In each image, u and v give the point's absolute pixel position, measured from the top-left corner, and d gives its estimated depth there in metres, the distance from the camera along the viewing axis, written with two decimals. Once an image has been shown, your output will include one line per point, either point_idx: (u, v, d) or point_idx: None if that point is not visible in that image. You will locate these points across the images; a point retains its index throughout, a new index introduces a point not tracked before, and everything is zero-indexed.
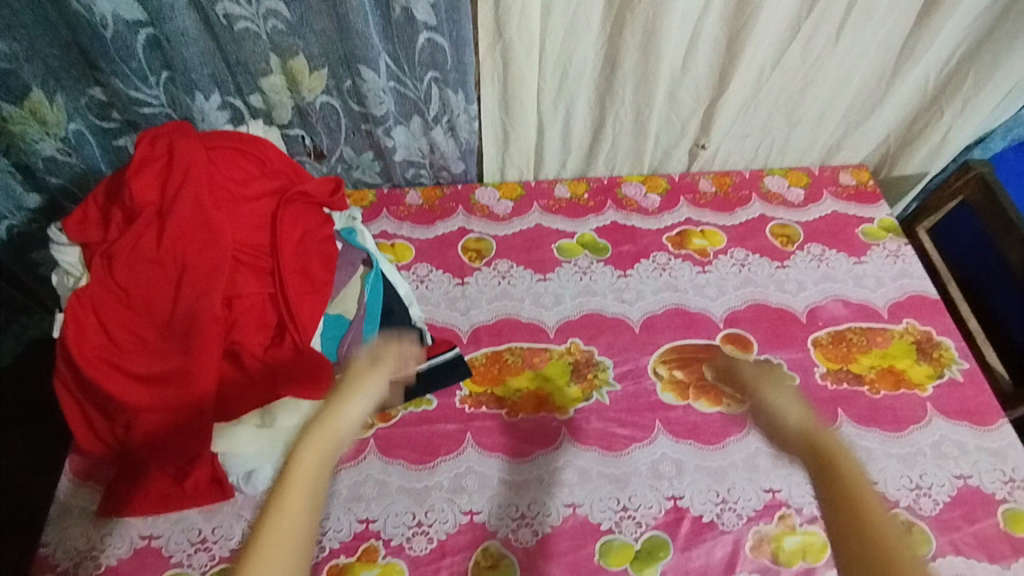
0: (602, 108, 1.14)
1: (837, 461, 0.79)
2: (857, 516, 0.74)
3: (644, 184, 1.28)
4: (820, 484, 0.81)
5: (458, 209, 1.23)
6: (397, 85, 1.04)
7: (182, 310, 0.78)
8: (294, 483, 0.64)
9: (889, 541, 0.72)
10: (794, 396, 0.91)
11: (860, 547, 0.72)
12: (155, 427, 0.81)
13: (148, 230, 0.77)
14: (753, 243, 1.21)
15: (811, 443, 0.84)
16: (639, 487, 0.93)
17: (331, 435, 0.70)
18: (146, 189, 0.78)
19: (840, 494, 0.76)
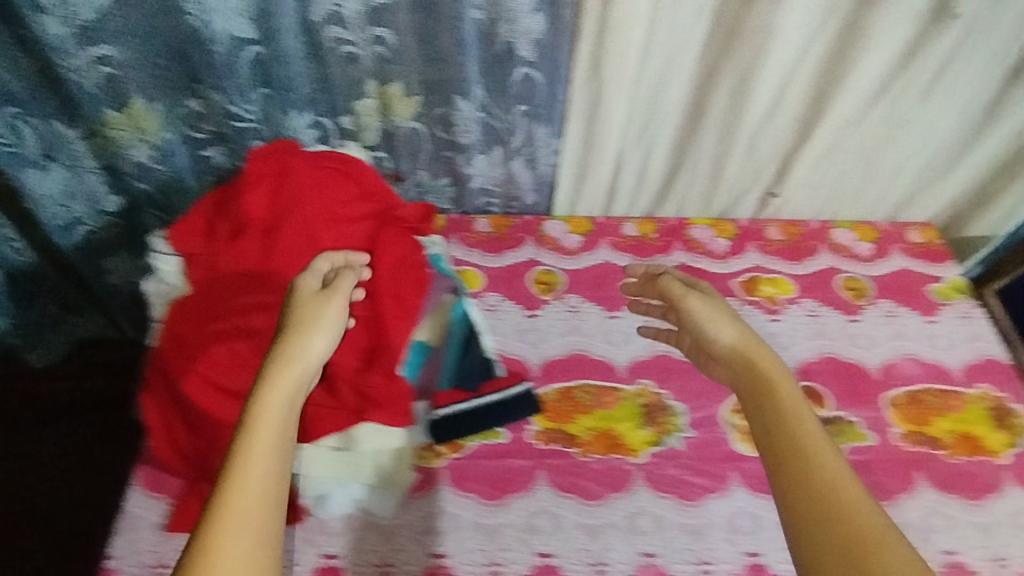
0: (682, 151, 1.13)
1: (764, 377, 0.75)
2: (782, 420, 0.70)
3: (713, 227, 1.27)
4: (752, 397, 0.74)
5: (528, 240, 1.23)
6: (484, 116, 1.03)
7: (281, 329, 0.78)
8: (264, 421, 0.60)
9: (813, 449, 0.66)
10: (728, 315, 0.83)
11: (795, 446, 0.67)
12: (236, 443, 0.79)
13: (254, 245, 0.78)
14: (823, 294, 1.20)
15: (738, 362, 0.78)
16: (717, 541, 0.91)
17: (301, 365, 0.64)
18: (254, 204, 0.78)
19: (762, 391, 0.74)
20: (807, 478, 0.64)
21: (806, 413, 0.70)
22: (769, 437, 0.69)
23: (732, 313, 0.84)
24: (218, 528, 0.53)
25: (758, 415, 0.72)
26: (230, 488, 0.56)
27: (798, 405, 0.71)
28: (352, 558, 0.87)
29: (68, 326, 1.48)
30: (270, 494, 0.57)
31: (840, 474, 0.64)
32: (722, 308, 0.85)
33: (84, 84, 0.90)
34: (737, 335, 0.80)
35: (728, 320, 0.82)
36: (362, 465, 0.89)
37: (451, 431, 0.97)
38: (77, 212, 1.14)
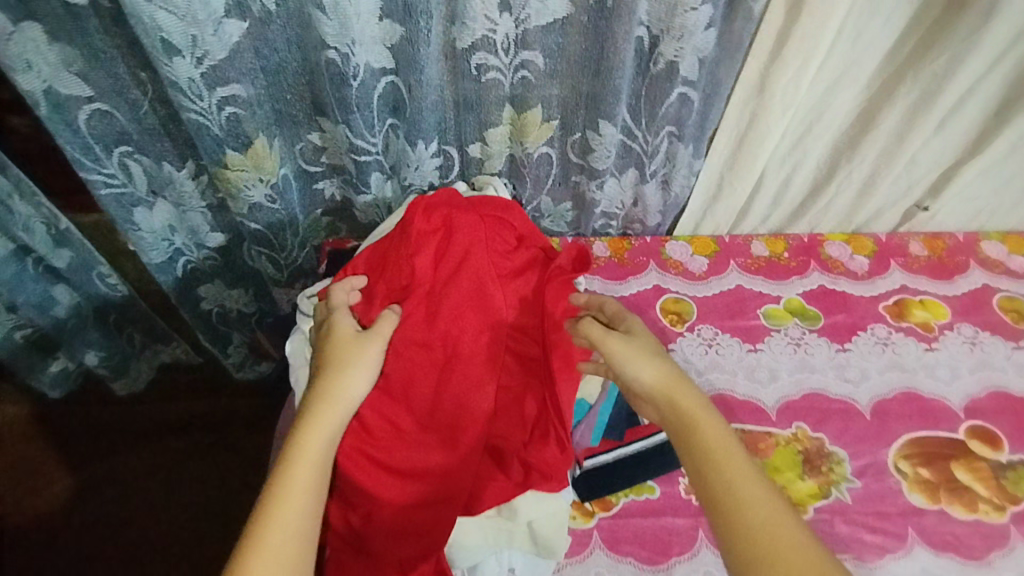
0: (832, 167, 1.04)
1: (699, 433, 0.70)
2: (724, 483, 0.66)
3: (850, 244, 1.17)
4: (689, 453, 0.69)
5: (651, 264, 1.14)
6: (625, 137, 0.95)
7: (450, 400, 0.72)
8: (301, 467, 0.63)
9: (759, 508, 0.65)
10: (650, 351, 0.74)
11: (743, 509, 0.65)
12: (395, 524, 0.72)
13: (421, 308, 0.74)
14: (981, 317, 1.10)
15: (672, 409, 0.71)
16: None
17: (333, 412, 0.67)
18: (422, 265, 0.74)
19: (700, 447, 0.68)
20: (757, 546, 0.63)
21: (746, 466, 0.68)
22: (713, 496, 0.66)
23: (653, 344, 0.75)
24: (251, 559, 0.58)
25: (700, 474, 0.68)
26: (259, 528, 0.60)
27: (736, 457, 0.68)
28: None
29: (150, 354, 1.41)
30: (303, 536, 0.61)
31: (785, 530, 0.64)
32: (642, 342, 0.75)
33: (210, 128, 0.81)
34: (671, 378, 0.72)
35: (657, 358, 0.74)
36: (513, 536, 0.80)
37: (598, 487, 0.89)
38: (177, 243, 1.06)
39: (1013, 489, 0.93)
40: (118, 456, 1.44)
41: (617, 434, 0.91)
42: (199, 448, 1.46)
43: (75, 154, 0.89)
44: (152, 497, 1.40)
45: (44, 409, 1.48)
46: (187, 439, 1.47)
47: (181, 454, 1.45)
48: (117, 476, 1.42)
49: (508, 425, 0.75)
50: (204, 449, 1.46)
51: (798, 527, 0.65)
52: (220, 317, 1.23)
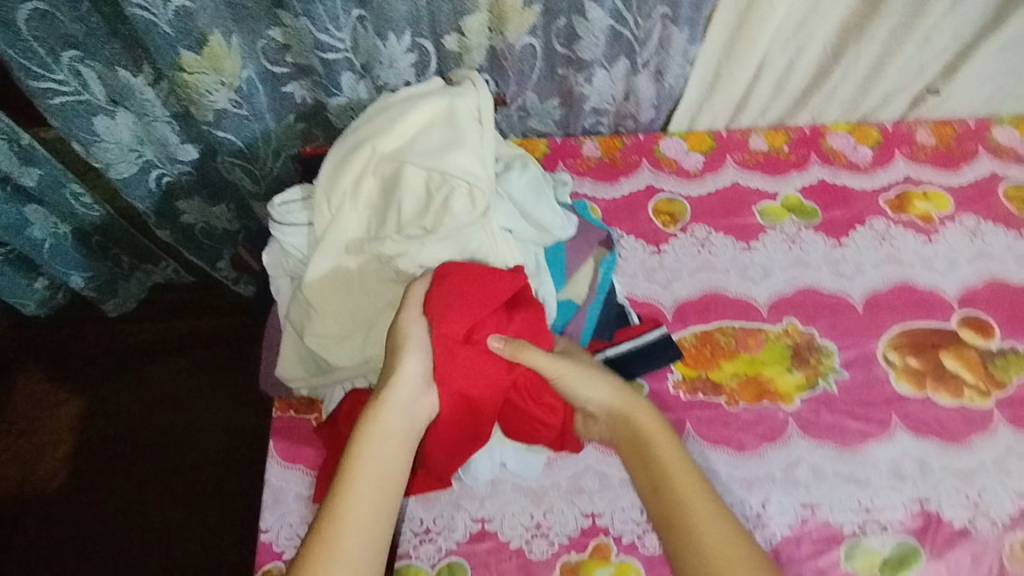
0: (839, 48, 0.98)
1: (647, 443, 0.75)
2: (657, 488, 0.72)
3: (853, 134, 1.12)
4: (633, 462, 0.76)
5: (644, 163, 1.11)
6: (614, 23, 0.89)
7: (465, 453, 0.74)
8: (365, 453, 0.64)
9: (688, 510, 0.70)
10: (593, 368, 0.78)
11: (670, 512, 0.71)
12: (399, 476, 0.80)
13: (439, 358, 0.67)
14: (984, 207, 1.07)
15: (619, 426, 0.77)
16: (881, 488, 0.86)
17: (392, 411, 0.66)
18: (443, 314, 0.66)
19: (638, 459, 0.75)
20: (686, 542, 0.68)
21: (686, 469, 0.73)
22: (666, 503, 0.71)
23: (591, 365, 0.78)
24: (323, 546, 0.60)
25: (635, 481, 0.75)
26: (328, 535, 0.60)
27: (679, 462, 0.74)
28: (503, 523, 0.84)
29: (142, 274, 1.42)
30: (368, 547, 0.61)
31: (710, 530, 0.69)
32: (593, 365, 0.78)
33: (157, 23, 0.78)
34: (621, 401, 0.77)
35: (600, 380, 0.77)
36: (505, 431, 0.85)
37: None
38: (147, 156, 1.02)
39: (1000, 375, 0.93)
40: (124, 373, 1.46)
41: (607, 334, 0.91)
42: (203, 364, 1.47)
43: (21, 61, 0.84)
44: (161, 412, 1.43)
45: (46, 330, 1.49)
46: (189, 356, 1.47)
47: (187, 370, 1.46)
48: (125, 392, 1.45)
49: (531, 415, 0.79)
50: (207, 366, 1.47)
51: (718, 516, 0.70)
52: (203, 233, 1.19)
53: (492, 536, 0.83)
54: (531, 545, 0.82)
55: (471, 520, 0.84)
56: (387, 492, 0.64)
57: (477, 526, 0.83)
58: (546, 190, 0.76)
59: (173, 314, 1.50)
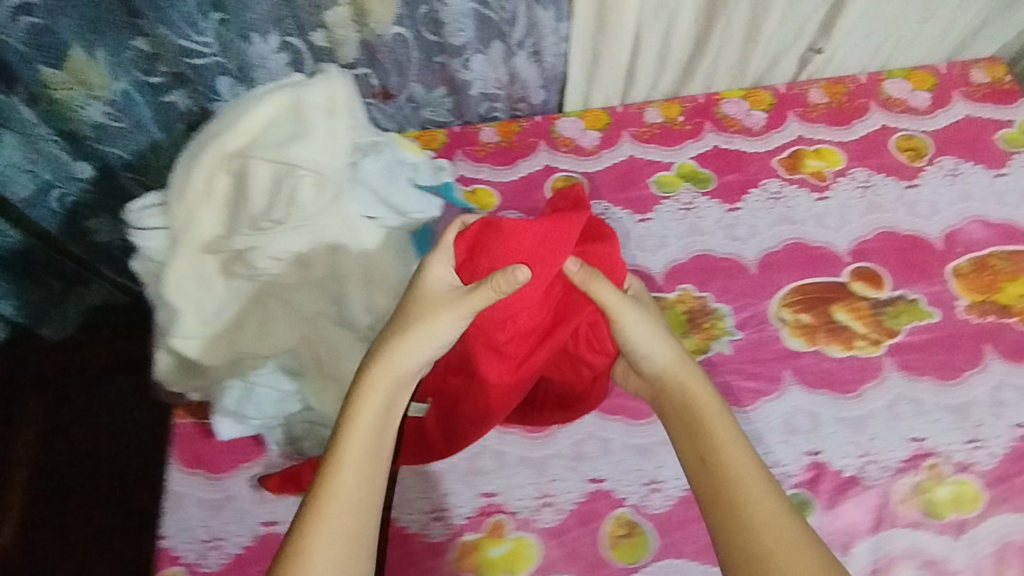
0: (711, 14, 0.98)
1: (702, 418, 0.70)
2: (708, 466, 0.67)
3: (746, 99, 1.13)
4: (682, 436, 0.70)
5: (540, 145, 1.12)
6: (477, 7, 0.90)
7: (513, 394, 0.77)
8: (353, 436, 0.64)
9: (745, 496, 0.64)
10: (659, 330, 0.74)
11: (721, 492, 0.65)
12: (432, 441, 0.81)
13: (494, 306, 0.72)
14: (876, 160, 1.07)
15: (672, 396, 0.73)
16: (774, 444, 0.88)
17: (401, 364, 0.68)
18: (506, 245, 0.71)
19: (692, 433, 0.70)
20: (739, 525, 0.63)
21: (749, 451, 0.67)
22: (714, 483, 0.65)
23: (655, 321, 0.75)
24: (311, 530, 0.60)
25: (683, 454, 0.70)
26: (327, 489, 0.62)
27: (739, 442, 0.68)
28: (401, 510, 0.85)
29: (77, 296, 1.30)
30: (357, 501, 0.62)
31: (767, 520, 0.62)
32: (658, 326, 0.75)
33: (9, 42, 0.80)
34: (677, 369, 0.73)
35: (656, 343, 0.74)
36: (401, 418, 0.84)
37: None
38: (42, 176, 1.01)
39: (890, 323, 0.94)
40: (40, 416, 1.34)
41: None
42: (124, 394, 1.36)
43: None
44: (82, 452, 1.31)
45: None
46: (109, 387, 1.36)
47: (105, 404, 1.35)
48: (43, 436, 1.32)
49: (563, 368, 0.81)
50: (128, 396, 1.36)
51: (784, 511, 0.63)
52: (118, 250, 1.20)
53: (389, 525, 0.84)
54: (427, 530, 0.84)
55: None
56: (378, 443, 0.65)
57: None
58: (402, 174, 0.77)
59: (106, 346, 1.38)
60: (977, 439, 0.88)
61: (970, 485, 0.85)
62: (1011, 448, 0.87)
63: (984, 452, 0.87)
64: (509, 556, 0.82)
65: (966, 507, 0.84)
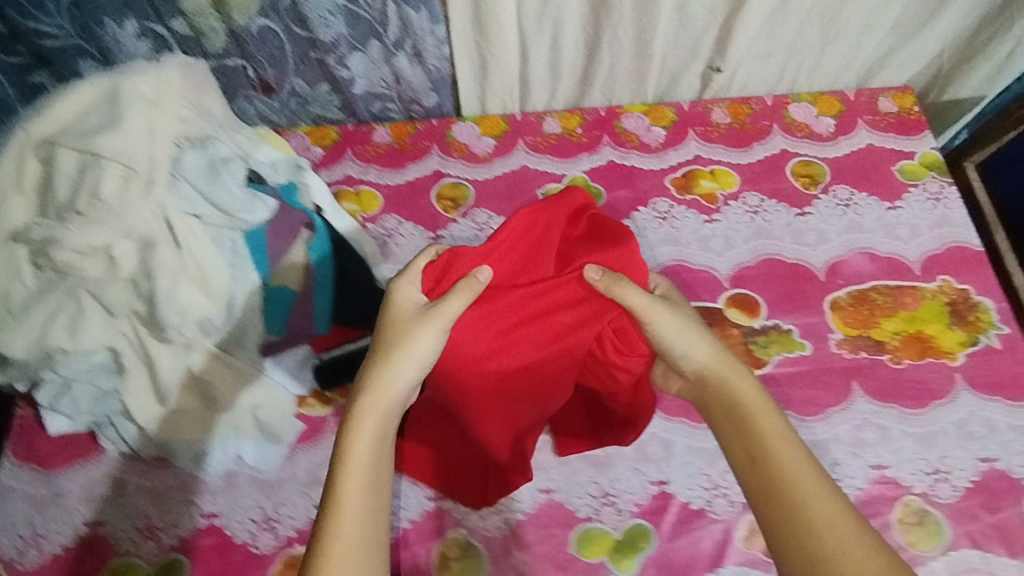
0: (596, 25, 0.97)
1: (755, 415, 0.66)
2: (771, 464, 0.63)
3: (648, 115, 1.10)
4: (736, 435, 0.66)
5: (434, 149, 1.09)
6: (347, 4, 0.91)
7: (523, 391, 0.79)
8: (350, 463, 0.63)
9: (806, 493, 0.60)
10: (693, 326, 0.73)
11: (782, 492, 0.61)
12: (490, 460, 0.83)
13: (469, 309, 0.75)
14: (770, 185, 1.05)
15: (720, 393, 0.69)
16: (622, 471, 0.86)
17: (393, 379, 0.69)
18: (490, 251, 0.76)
19: (744, 434, 0.66)
20: (796, 528, 0.59)
21: (795, 447, 0.64)
22: (767, 483, 0.62)
23: (687, 319, 0.73)
24: (327, 554, 0.58)
25: (738, 452, 0.65)
26: (336, 502, 0.61)
27: (790, 439, 0.64)
28: (231, 518, 0.84)
29: None
30: (369, 519, 0.61)
31: (826, 518, 0.59)
32: (693, 324, 0.73)
33: None
34: (716, 365, 0.71)
35: (697, 340, 0.72)
36: (239, 422, 0.86)
37: (340, 374, 0.90)
38: None
39: (760, 353, 0.92)
40: None
41: (359, 320, 0.89)
42: None
43: None
44: None
45: None
46: None
47: None
48: None
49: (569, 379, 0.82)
50: None
51: (840, 505, 0.59)
52: None
53: (217, 533, 0.84)
54: (256, 539, 0.83)
55: (200, 515, 0.85)
56: (381, 460, 0.64)
57: (205, 522, 0.84)
58: (227, 171, 0.74)
59: None
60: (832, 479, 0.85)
61: None
62: (865, 490, 0.84)
63: None
64: None
65: None
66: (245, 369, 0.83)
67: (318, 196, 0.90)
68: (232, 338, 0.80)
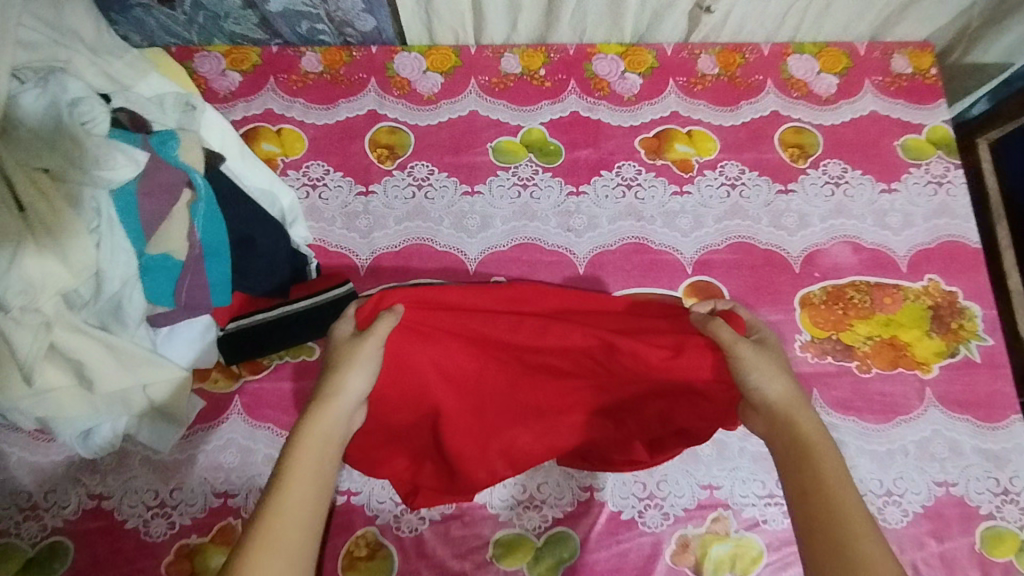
0: None
1: (815, 454, 0.58)
2: (832, 513, 0.54)
3: (623, 58, 0.95)
4: (794, 475, 0.58)
5: (371, 83, 0.93)
6: None
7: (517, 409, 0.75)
8: (290, 490, 0.54)
9: (865, 547, 0.51)
10: (774, 361, 0.64)
11: (841, 542, 0.52)
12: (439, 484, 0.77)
13: (405, 341, 0.70)
14: (754, 153, 0.91)
15: (791, 430, 0.60)
16: (551, 474, 0.79)
17: (344, 403, 0.62)
18: (436, 291, 0.71)
19: (807, 473, 0.57)
20: None
21: (855, 496, 0.55)
22: (817, 521, 0.54)
23: (778, 358, 0.65)
24: None
25: (803, 493, 0.56)
26: (275, 504, 0.53)
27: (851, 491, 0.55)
28: (122, 501, 0.76)
29: None
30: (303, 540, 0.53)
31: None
32: (762, 354, 0.64)
33: None
34: (790, 401, 0.62)
35: (774, 372, 0.63)
36: (128, 401, 0.74)
37: (244, 349, 0.80)
38: None
39: None
40: None
41: (271, 285, 0.78)
42: None
43: None
44: None
45: None
46: None
47: None
48: None
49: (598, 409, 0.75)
50: None
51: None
52: None
53: (106, 516, 0.76)
54: (148, 526, 0.76)
55: (87, 497, 0.76)
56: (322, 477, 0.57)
57: (91, 504, 0.76)
58: (75, 116, 0.62)
59: None
60: (774, 496, 0.79)
61: (751, 546, 0.77)
62: None
63: (777, 510, 0.79)
64: None
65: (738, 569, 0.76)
66: (127, 348, 0.71)
67: (216, 139, 0.76)
68: (108, 314, 0.69)
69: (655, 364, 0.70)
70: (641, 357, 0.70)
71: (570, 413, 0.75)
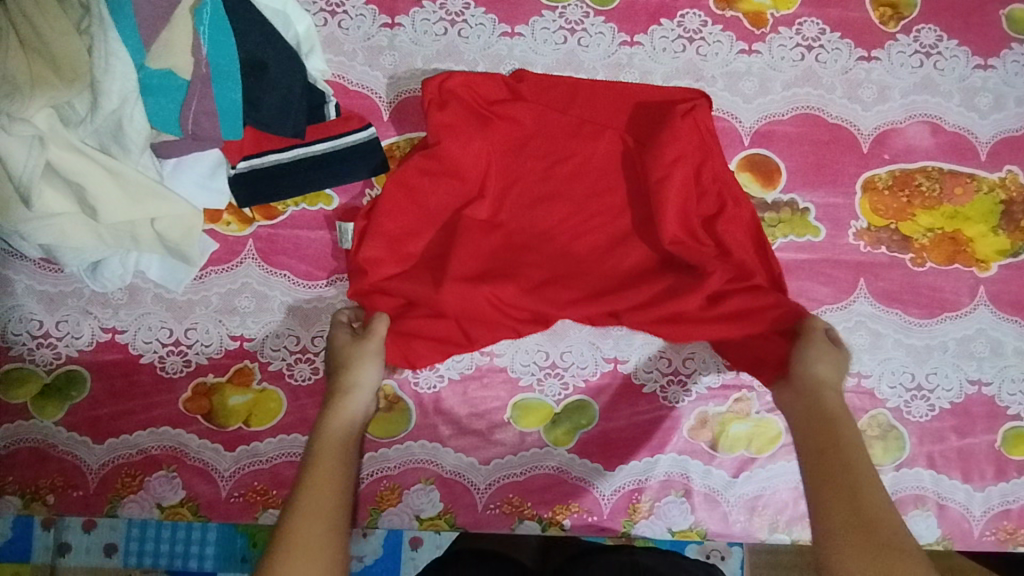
0: None
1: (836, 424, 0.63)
2: (851, 476, 0.59)
3: None
4: (813, 441, 0.63)
5: None
6: None
7: (537, 216, 0.75)
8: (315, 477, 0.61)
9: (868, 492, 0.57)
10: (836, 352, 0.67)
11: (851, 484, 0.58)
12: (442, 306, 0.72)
13: (461, 119, 0.74)
14: (838, 10, 0.79)
15: (811, 402, 0.65)
16: (577, 343, 0.77)
17: (358, 380, 0.68)
18: (491, 81, 0.75)
19: (824, 436, 0.62)
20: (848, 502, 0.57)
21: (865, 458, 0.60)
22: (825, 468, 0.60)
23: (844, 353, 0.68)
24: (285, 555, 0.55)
25: (815, 451, 0.62)
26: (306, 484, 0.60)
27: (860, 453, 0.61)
28: (136, 335, 0.75)
29: None
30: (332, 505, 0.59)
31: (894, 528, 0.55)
32: (830, 345, 0.67)
33: None
34: (833, 383, 0.66)
35: (834, 364, 0.67)
36: (136, 234, 0.69)
37: (258, 190, 0.73)
38: None
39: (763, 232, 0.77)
40: None
41: (285, 125, 0.69)
42: None
43: None
44: None
45: None
46: None
47: None
48: None
49: (615, 247, 0.74)
50: None
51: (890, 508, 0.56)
52: None
53: (120, 349, 0.74)
54: (164, 363, 0.75)
55: (100, 329, 0.74)
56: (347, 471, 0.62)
57: (104, 337, 0.74)
58: None
59: None
60: None
61: (769, 432, 0.76)
62: None
63: None
64: (249, 407, 0.74)
65: (741, 446, 0.76)
66: (129, 175, 0.66)
67: None
68: (108, 135, 0.64)
69: (689, 201, 0.72)
70: (677, 183, 0.71)
71: (591, 235, 0.74)
